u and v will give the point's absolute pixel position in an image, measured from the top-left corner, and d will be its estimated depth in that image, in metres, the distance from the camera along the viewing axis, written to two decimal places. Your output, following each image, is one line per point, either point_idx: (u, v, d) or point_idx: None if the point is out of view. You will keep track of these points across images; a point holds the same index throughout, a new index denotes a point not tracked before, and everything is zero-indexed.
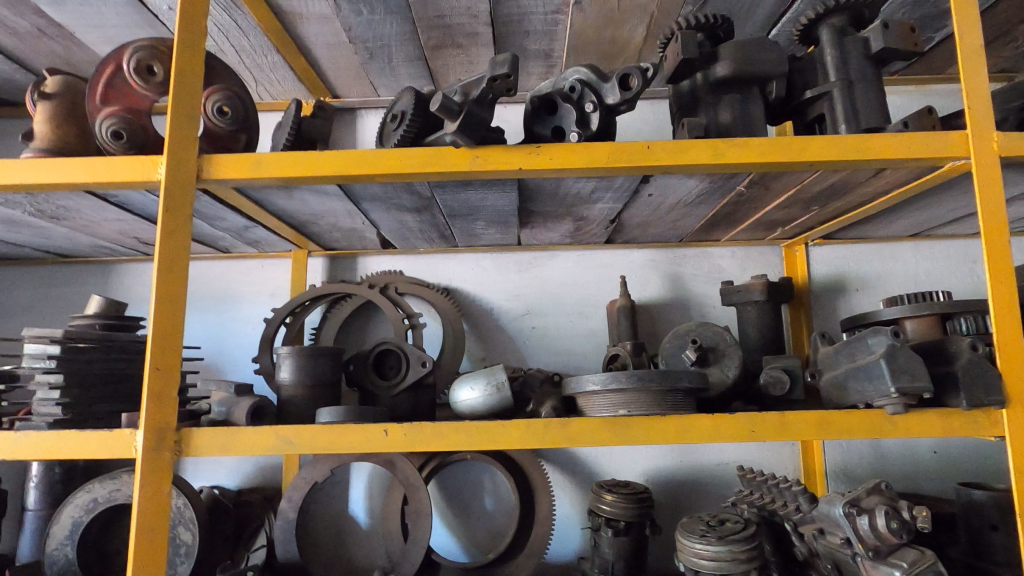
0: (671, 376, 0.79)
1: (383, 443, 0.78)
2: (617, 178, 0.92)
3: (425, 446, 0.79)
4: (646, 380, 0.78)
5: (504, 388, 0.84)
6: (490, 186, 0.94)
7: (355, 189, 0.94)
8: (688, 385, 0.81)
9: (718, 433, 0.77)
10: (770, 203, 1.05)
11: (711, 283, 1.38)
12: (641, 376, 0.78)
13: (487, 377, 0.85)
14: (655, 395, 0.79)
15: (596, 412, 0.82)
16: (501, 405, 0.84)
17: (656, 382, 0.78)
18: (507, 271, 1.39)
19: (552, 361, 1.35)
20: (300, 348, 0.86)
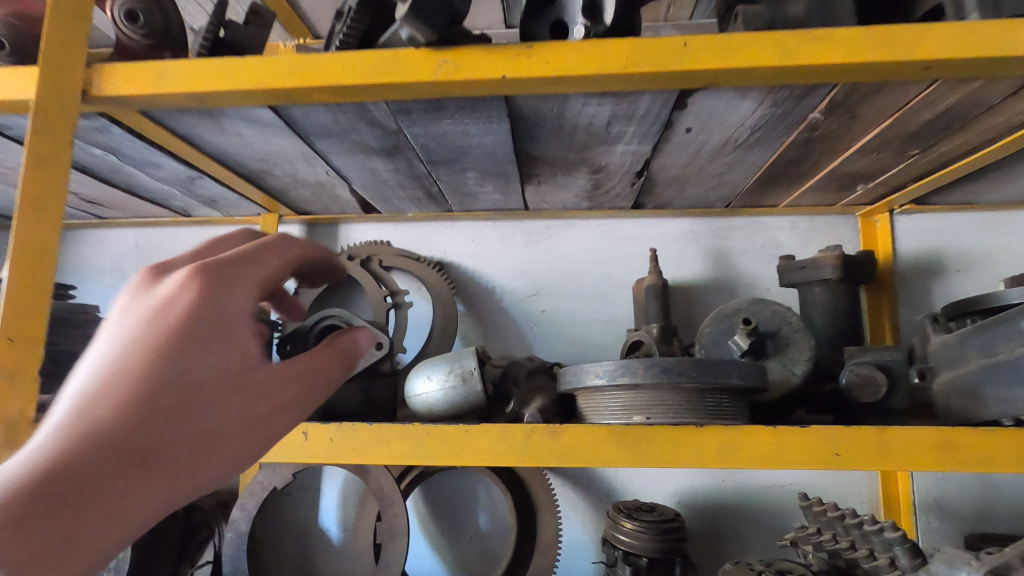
0: (713, 369, 0.54)
1: (302, 451, 0.58)
2: (641, 97, 0.67)
3: (363, 457, 0.58)
4: (674, 373, 0.53)
5: (473, 376, 0.65)
6: (473, 113, 0.71)
7: (298, 117, 0.72)
8: (741, 385, 0.55)
9: (784, 461, 0.52)
10: (852, 144, 0.78)
11: (765, 260, 1.11)
12: (667, 368, 0.53)
13: (445, 368, 0.66)
14: (687, 395, 0.54)
15: (600, 417, 0.57)
16: (466, 401, 0.65)
17: (692, 378, 0.53)
18: (512, 243, 1.16)
19: (563, 351, 1.11)
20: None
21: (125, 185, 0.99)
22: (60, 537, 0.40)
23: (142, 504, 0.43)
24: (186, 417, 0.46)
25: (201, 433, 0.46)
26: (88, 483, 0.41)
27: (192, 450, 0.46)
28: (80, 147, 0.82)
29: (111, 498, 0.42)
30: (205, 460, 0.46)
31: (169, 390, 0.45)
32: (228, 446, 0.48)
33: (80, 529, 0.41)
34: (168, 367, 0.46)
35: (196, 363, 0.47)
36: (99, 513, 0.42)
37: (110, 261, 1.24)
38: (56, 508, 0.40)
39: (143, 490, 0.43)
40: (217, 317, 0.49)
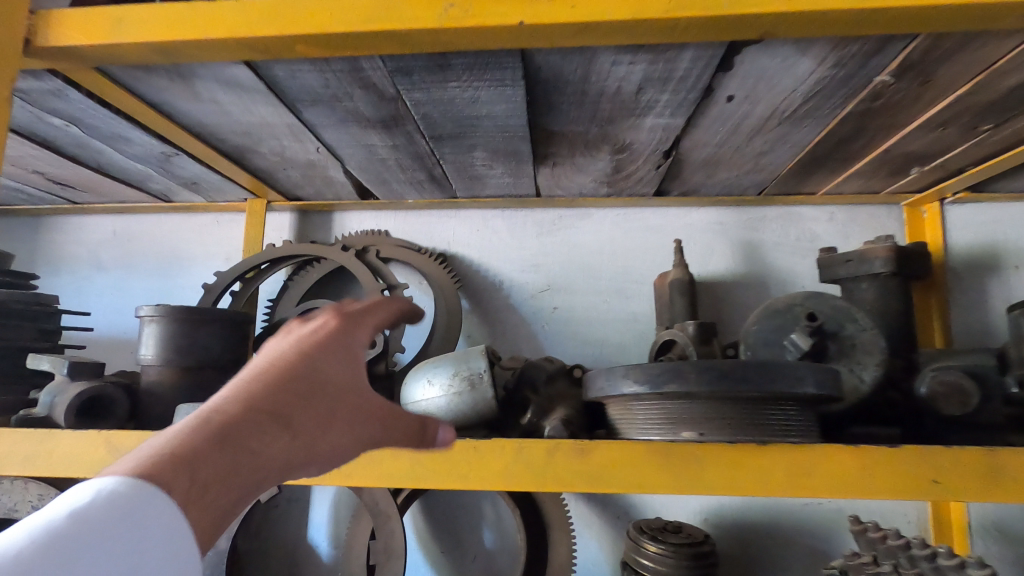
0: (780, 375, 0.42)
1: None
2: (682, 52, 0.57)
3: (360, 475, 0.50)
4: (731, 381, 0.42)
5: (484, 380, 0.55)
6: (484, 73, 0.61)
7: (281, 78, 0.63)
8: (813, 395, 0.44)
9: (873, 489, 0.42)
10: (917, 116, 0.68)
11: (800, 254, 1.00)
12: (723, 373, 0.42)
13: (449, 371, 0.57)
14: (746, 406, 0.44)
15: (637, 433, 0.47)
16: (473, 409, 0.55)
17: (756, 387, 0.42)
18: (522, 234, 1.06)
19: (578, 353, 1.01)
20: (169, 307, 0.65)
21: (95, 163, 0.89)
22: (211, 482, 0.37)
23: (273, 469, 0.40)
24: (326, 396, 0.43)
25: (335, 414, 0.44)
26: (239, 435, 0.39)
27: (326, 429, 0.43)
28: (36, 115, 0.72)
29: (252, 455, 0.39)
30: (331, 442, 0.43)
31: (308, 385, 0.43)
32: (352, 436, 0.45)
33: (228, 479, 0.38)
34: (314, 350, 0.45)
35: (337, 351, 0.45)
36: (245, 467, 0.39)
37: (84, 250, 1.14)
38: (212, 453, 0.37)
39: (280, 455, 0.41)
40: (357, 323, 0.48)
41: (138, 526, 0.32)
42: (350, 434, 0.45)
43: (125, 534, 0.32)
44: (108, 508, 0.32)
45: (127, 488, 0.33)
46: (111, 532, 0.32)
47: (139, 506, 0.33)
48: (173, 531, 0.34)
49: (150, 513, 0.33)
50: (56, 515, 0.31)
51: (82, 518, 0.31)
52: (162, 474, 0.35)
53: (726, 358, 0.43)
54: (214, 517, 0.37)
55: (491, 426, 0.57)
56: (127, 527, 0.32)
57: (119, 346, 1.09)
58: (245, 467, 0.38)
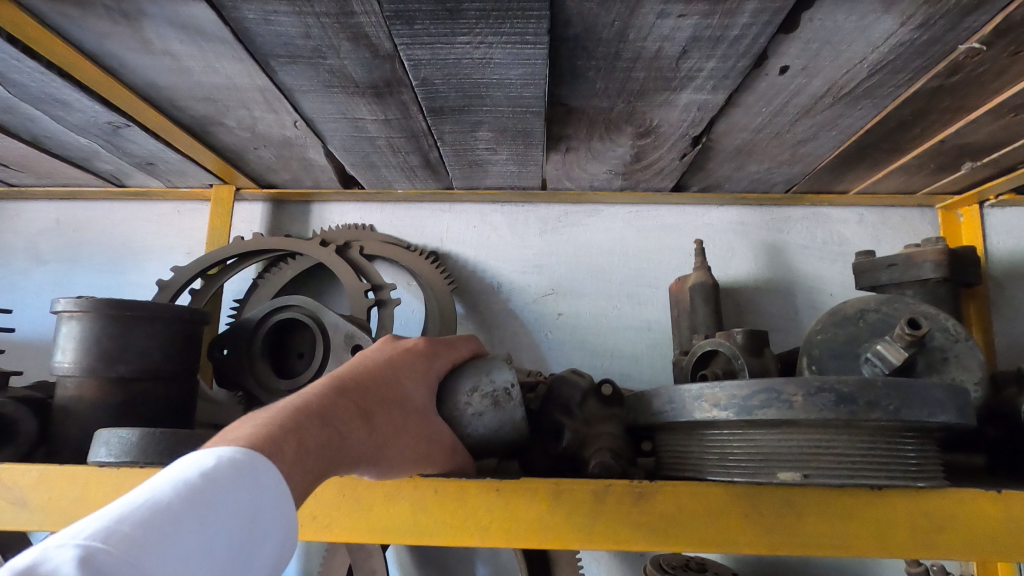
0: (911, 400, 0.35)
1: None
2: (745, 2, 0.47)
3: (355, 528, 0.43)
4: (848, 413, 0.34)
5: (512, 396, 0.48)
6: (502, 24, 0.50)
7: (251, 23, 0.51)
8: (946, 421, 0.36)
9: (1010, 539, 0.36)
10: (993, 97, 0.59)
11: (829, 259, 0.92)
12: (845, 397, 0.35)
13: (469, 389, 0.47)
14: (857, 441, 0.36)
15: (711, 474, 0.40)
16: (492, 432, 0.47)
17: (886, 413, 0.35)
18: (525, 231, 0.96)
19: (584, 364, 0.90)
20: (93, 301, 0.53)
21: (29, 135, 0.76)
22: (310, 456, 0.34)
23: (351, 462, 0.37)
24: (401, 405, 0.42)
25: (406, 424, 0.42)
26: (332, 416, 0.36)
27: (397, 439, 0.41)
28: None
29: (340, 440, 0.36)
30: (400, 449, 0.41)
31: (392, 389, 0.42)
32: (414, 452, 0.42)
33: (324, 457, 0.34)
34: (396, 363, 0.44)
35: (416, 368, 0.45)
36: (334, 450, 0.35)
37: (22, 240, 1.00)
38: (313, 427, 0.35)
39: (360, 451, 0.38)
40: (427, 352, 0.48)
41: (262, 492, 0.30)
42: (410, 449, 0.42)
43: (251, 494, 0.29)
44: (236, 471, 0.29)
45: (249, 451, 0.31)
46: (240, 497, 0.29)
47: (262, 472, 0.30)
48: (284, 504, 0.31)
49: (272, 480, 0.30)
50: (188, 473, 0.28)
51: (216, 477, 0.29)
52: (266, 437, 0.32)
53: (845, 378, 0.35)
54: (300, 496, 0.33)
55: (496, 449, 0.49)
56: (250, 492, 0.29)
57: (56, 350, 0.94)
58: (333, 446, 0.35)
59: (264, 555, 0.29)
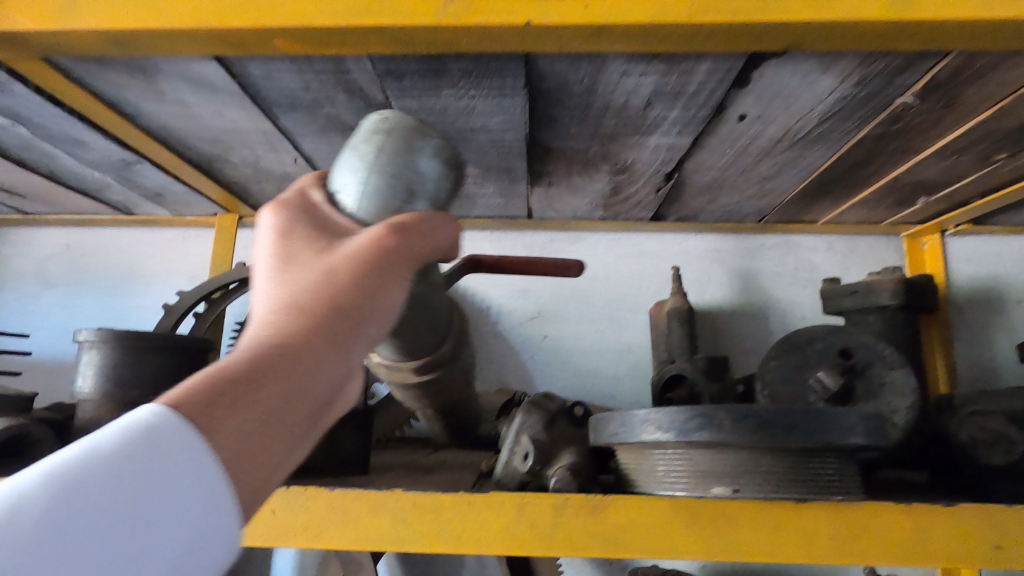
0: (829, 424, 0.39)
1: (266, 528, 0.48)
2: (699, 63, 0.52)
3: (344, 535, 0.47)
4: (770, 435, 0.39)
5: (387, 122, 0.43)
6: (480, 81, 0.56)
7: (256, 78, 0.56)
8: (861, 444, 0.40)
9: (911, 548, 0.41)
10: (936, 142, 0.65)
11: (799, 285, 0.97)
12: (766, 422, 0.39)
13: (344, 171, 0.43)
14: (785, 458, 0.41)
15: (660, 488, 0.44)
16: (407, 166, 0.42)
17: (803, 436, 0.39)
18: (511, 257, 1.01)
19: (568, 384, 0.95)
20: (113, 332, 0.58)
21: (47, 169, 0.81)
22: (246, 384, 0.34)
23: (309, 351, 0.36)
24: (327, 263, 0.39)
25: (340, 271, 0.38)
26: (253, 344, 0.35)
27: (348, 290, 0.38)
28: None
29: (275, 347, 0.35)
30: (366, 291, 0.38)
31: (301, 264, 0.39)
32: (381, 285, 0.39)
33: (257, 375, 0.34)
34: (284, 243, 0.40)
35: (305, 230, 0.41)
36: (283, 360, 0.35)
37: (32, 264, 1.05)
38: (237, 368, 0.34)
39: (316, 336, 0.36)
40: (306, 205, 0.43)
41: (159, 462, 0.30)
42: (374, 283, 0.38)
43: (143, 465, 0.30)
44: (123, 446, 0.30)
45: (149, 416, 0.31)
46: (129, 473, 0.29)
47: (160, 436, 0.30)
48: (208, 456, 0.31)
49: (173, 439, 0.31)
50: (76, 455, 0.30)
51: (101, 458, 0.29)
52: (190, 400, 0.33)
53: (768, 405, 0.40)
54: (265, 407, 0.34)
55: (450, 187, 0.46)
56: (142, 463, 0.30)
57: (63, 370, 0.99)
58: (265, 361, 0.34)
59: (179, 514, 0.30)
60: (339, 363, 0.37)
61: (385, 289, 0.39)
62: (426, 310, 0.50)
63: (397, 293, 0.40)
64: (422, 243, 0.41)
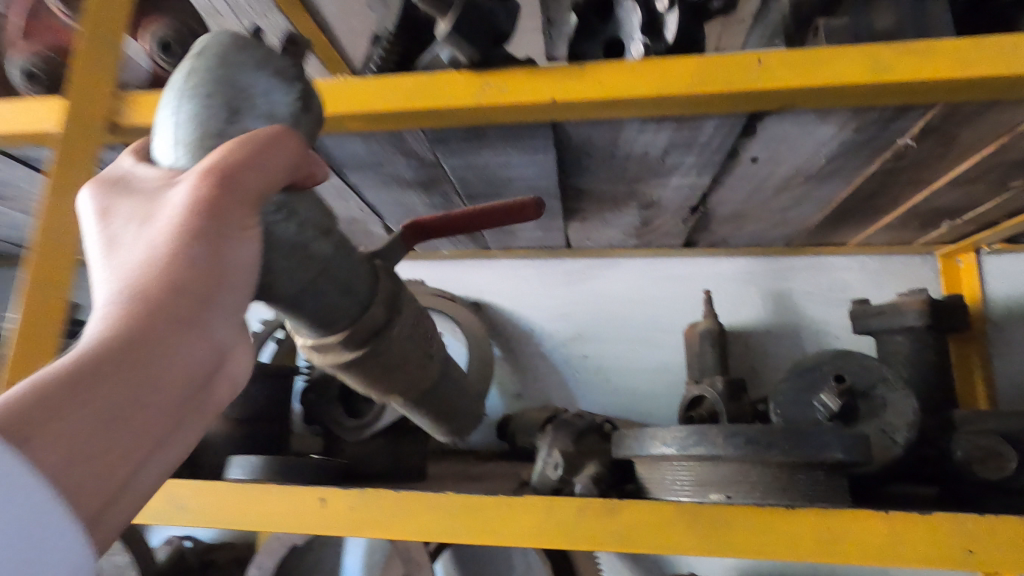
0: (809, 441, 0.45)
1: (326, 520, 0.53)
2: (705, 122, 0.59)
3: (402, 525, 0.52)
4: (758, 451, 0.45)
5: (199, 45, 0.41)
6: (514, 142, 0.65)
7: (330, 148, 0.68)
8: (841, 460, 0.46)
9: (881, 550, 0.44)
10: (947, 172, 0.69)
11: (831, 304, 1.00)
12: (752, 440, 0.45)
13: (163, 108, 0.41)
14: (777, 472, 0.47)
15: (668, 494, 0.50)
16: (230, 82, 0.40)
17: (784, 453, 0.45)
18: (551, 283, 1.09)
19: (607, 401, 1.02)
20: None
21: None
22: (95, 377, 0.33)
23: (158, 332, 0.35)
24: (157, 241, 0.37)
25: (172, 240, 0.37)
26: (97, 339, 0.35)
27: (195, 261, 0.37)
28: None
29: (119, 335, 0.35)
30: (202, 257, 0.37)
31: (135, 253, 0.37)
32: (219, 251, 0.37)
33: (102, 365, 0.34)
34: (110, 241, 0.39)
35: (133, 218, 0.39)
36: (133, 346, 0.35)
37: None
38: (78, 367, 0.33)
39: (165, 313, 0.36)
40: (128, 189, 0.41)
41: None
42: (215, 245, 0.37)
43: None
44: None
45: None
46: None
47: None
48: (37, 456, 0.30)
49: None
50: None
51: None
52: (21, 403, 0.31)
53: (755, 425, 0.46)
54: (119, 395, 0.34)
55: (315, 119, 0.44)
56: None
57: None
58: (108, 351, 0.34)
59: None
60: (195, 335, 0.37)
61: (233, 247, 0.38)
62: (332, 266, 0.47)
63: (243, 246, 0.39)
64: (270, 176, 0.39)
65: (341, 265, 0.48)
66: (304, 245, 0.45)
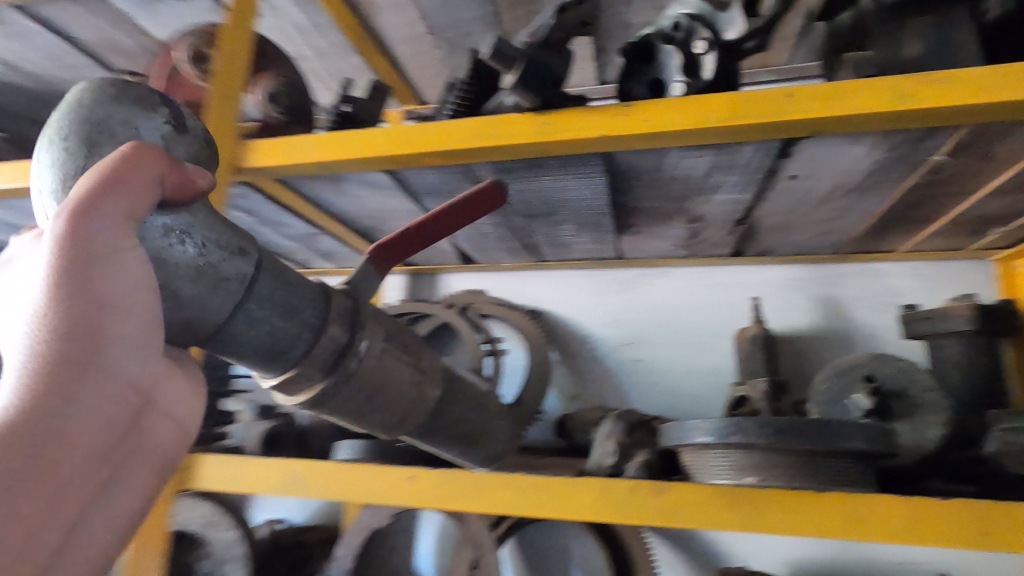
0: (831, 430, 0.52)
1: (409, 494, 0.62)
2: (743, 147, 0.66)
3: (475, 500, 0.60)
4: (786, 438, 0.52)
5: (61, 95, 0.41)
6: (568, 169, 0.73)
7: (409, 179, 0.78)
8: (863, 449, 0.52)
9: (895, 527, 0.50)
10: (987, 183, 0.72)
11: (882, 309, 1.02)
12: (779, 429, 0.52)
13: (37, 153, 0.41)
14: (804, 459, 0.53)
15: (707, 478, 0.57)
16: (95, 118, 0.40)
17: (809, 441, 0.51)
18: (605, 291, 1.16)
19: (660, 403, 1.08)
20: None
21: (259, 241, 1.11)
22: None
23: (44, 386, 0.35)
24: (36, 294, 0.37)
25: (48, 289, 0.36)
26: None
27: (80, 313, 0.37)
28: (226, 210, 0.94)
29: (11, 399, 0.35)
30: (80, 296, 0.37)
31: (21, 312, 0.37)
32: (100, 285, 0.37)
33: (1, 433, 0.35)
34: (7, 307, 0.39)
35: (22, 276, 0.39)
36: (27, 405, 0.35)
37: None
38: None
39: (64, 377, 0.36)
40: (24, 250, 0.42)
41: None
42: (91, 276, 0.37)
43: None
44: None
45: None
46: None
47: None
48: None
49: None
50: None
51: None
52: None
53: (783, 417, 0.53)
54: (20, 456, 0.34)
55: (196, 138, 0.45)
56: None
57: None
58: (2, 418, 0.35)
59: None
60: (99, 381, 0.37)
61: (117, 273, 0.38)
62: (259, 287, 0.46)
63: (126, 268, 0.38)
64: (139, 194, 0.38)
65: (271, 286, 0.47)
66: (213, 267, 0.43)
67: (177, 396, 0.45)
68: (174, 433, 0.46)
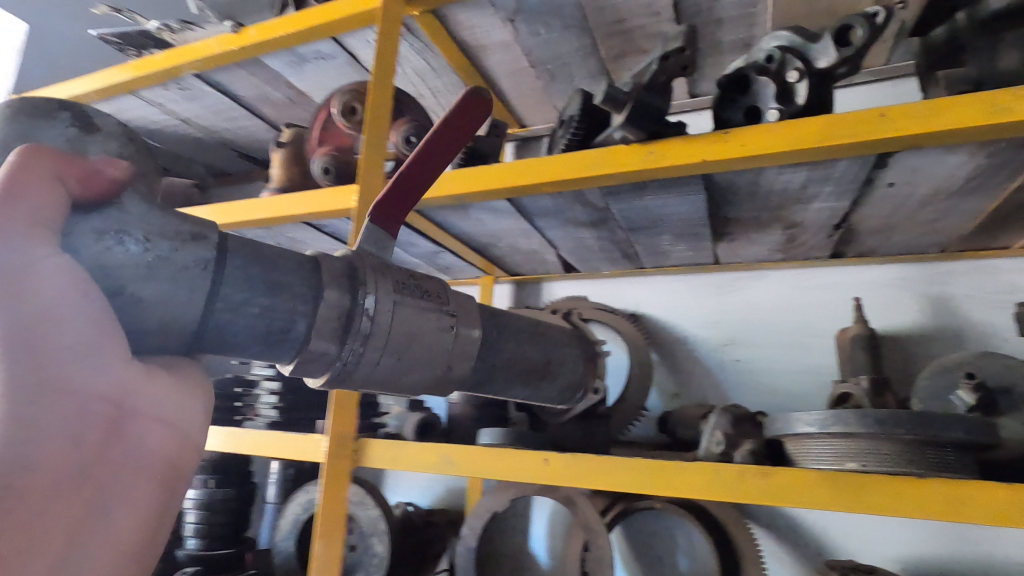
0: (930, 420, 0.57)
1: (541, 473, 0.73)
2: (837, 162, 0.71)
3: (597, 478, 0.71)
4: (886, 427, 0.58)
5: None
6: (670, 188, 0.81)
7: (525, 203, 0.90)
8: (964, 438, 0.57)
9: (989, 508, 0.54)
10: None
11: (997, 307, 1.01)
12: (879, 420, 0.58)
13: None
14: (902, 447, 0.59)
15: (810, 462, 0.64)
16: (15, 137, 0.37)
17: (908, 429, 0.57)
18: (702, 294, 1.22)
19: (760, 400, 1.13)
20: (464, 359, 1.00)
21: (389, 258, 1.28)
22: None
23: None
24: None
25: None
26: None
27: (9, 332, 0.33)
28: None
29: None
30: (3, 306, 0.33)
31: None
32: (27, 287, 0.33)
33: None
34: None
35: None
36: None
37: None
38: None
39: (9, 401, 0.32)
40: None
41: None
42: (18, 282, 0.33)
43: None
44: None
45: None
46: None
47: None
48: None
49: None
50: None
51: None
52: None
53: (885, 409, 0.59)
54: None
55: (111, 133, 0.40)
56: None
57: None
58: None
59: None
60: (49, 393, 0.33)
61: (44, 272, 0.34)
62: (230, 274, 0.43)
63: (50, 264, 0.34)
64: (39, 197, 0.34)
65: (253, 274, 0.45)
66: (165, 259, 0.39)
67: (164, 399, 0.39)
68: (175, 443, 0.40)
